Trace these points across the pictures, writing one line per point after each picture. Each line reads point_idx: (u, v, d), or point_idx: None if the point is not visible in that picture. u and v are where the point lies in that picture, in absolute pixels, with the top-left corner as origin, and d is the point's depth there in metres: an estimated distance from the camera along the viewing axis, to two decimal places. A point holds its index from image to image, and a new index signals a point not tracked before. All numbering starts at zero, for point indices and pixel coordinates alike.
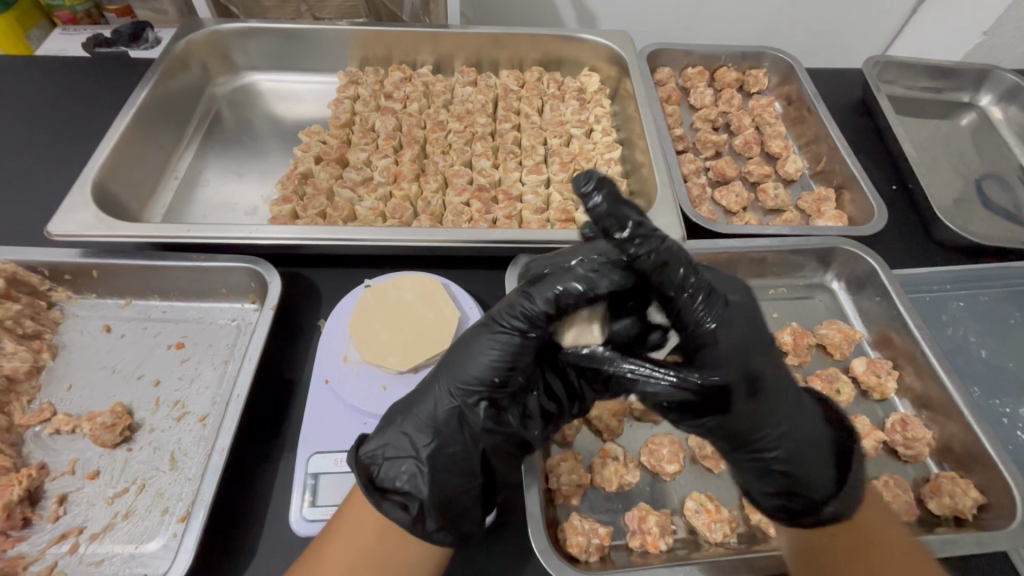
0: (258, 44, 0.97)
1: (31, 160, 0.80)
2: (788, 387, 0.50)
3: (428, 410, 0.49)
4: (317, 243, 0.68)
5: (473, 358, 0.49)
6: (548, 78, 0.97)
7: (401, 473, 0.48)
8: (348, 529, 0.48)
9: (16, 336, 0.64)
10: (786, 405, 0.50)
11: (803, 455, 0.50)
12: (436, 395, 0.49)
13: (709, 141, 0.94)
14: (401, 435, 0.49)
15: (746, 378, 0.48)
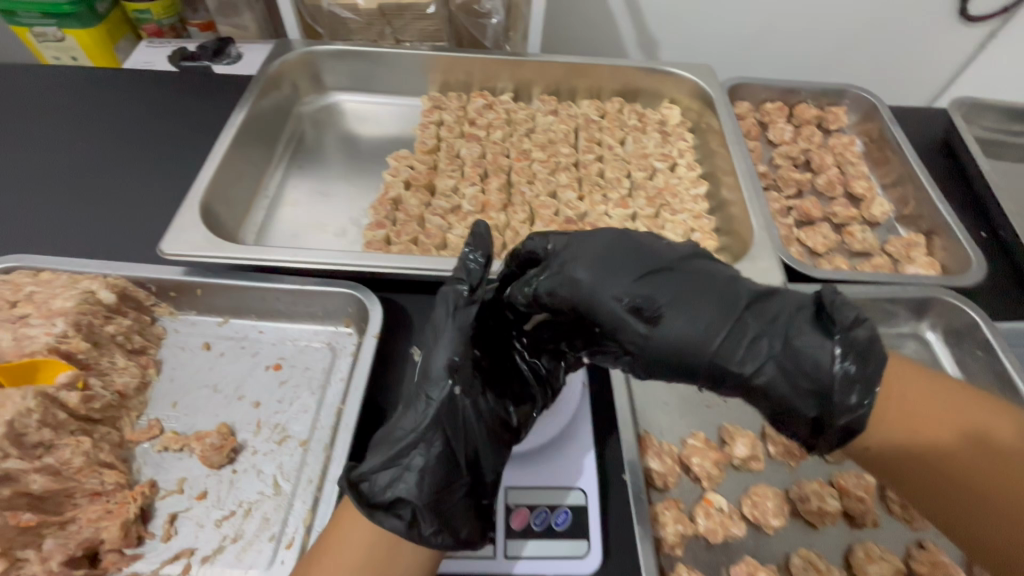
0: (346, 66, 1.00)
1: (136, 177, 0.83)
2: (708, 300, 0.47)
3: (413, 419, 0.50)
4: (416, 271, 0.69)
5: (437, 357, 0.51)
6: (630, 109, 0.98)
7: (384, 482, 0.48)
8: (337, 548, 0.47)
9: (125, 350, 0.66)
10: (730, 311, 0.46)
11: (807, 380, 0.45)
12: (418, 402, 0.50)
13: (791, 179, 0.93)
14: (384, 446, 0.50)
15: (637, 307, 0.47)
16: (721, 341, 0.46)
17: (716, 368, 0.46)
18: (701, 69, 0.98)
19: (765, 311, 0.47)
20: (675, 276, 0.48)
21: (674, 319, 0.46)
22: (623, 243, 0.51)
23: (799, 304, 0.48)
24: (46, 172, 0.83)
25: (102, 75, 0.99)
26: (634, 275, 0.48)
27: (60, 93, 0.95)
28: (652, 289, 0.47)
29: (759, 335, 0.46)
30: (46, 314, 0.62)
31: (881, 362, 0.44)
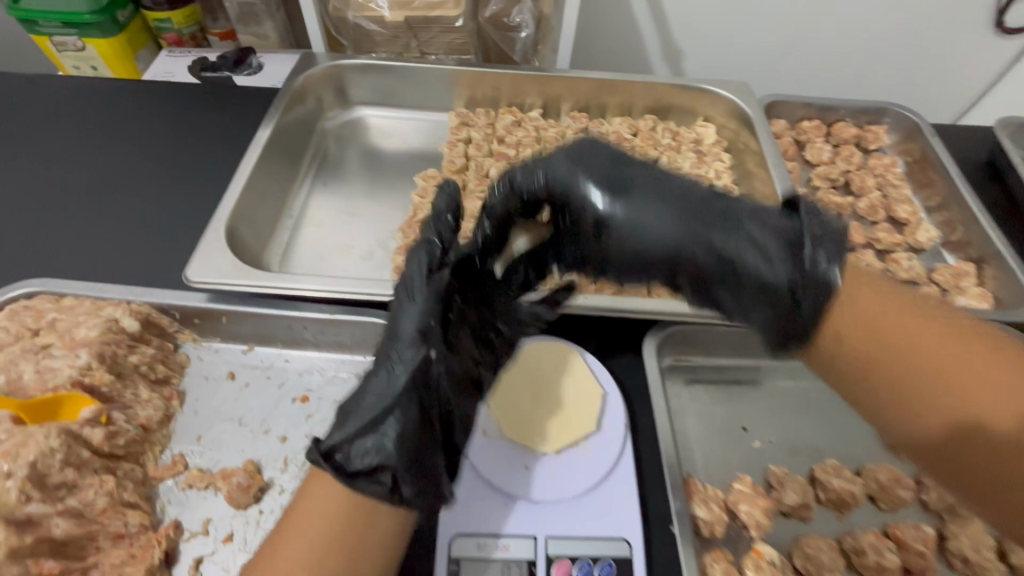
0: (371, 80, 0.97)
1: (158, 195, 0.81)
2: (673, 198, 0.48)
3: (382, 382, 0.48)
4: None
5: (405, 321, 0.50)
6: (663, 128, 0.95)
7: (347, 443, 0.46)
8: (304, 527, 0.45)
9: (148, 381, 0.63)
10: (690, 212, 0.47)
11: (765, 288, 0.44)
12: (387, 365, 0.48)
13: (830, 203, 0.90)
14: (351, 415, 0.47)
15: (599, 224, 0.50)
16: (676, 235, 0.47)
17: (670, 262, 0.48)
18: (740, 88, 0.94)
19: (724, 209, 0.47)
20: (635, 178, 0.50)
21: (629, 211, 0.48)
22: (596, 148, 0.52)
23: (764, 209, 0.47)
24: (66, 189, 0.81)
25: (123, 87, 0.97)
26: (612, 166, 0.51)
27: (81, 106, 0.93)
28: (625, 188, 0.49)
29: (721, 226, 0.46)
30: (69, 344, 0.60)
31: (845, 264, 0.43)
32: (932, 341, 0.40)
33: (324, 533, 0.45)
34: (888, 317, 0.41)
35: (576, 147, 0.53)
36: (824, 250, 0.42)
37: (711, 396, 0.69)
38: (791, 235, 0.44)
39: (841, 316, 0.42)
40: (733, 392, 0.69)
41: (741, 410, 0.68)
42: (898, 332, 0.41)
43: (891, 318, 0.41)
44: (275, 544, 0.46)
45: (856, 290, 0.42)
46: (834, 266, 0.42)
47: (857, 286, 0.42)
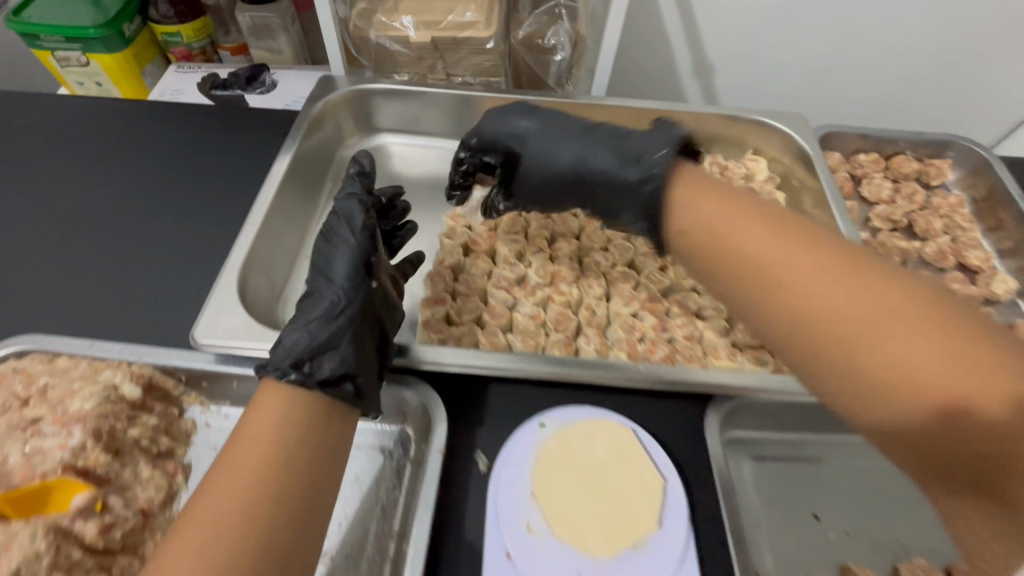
0: (393, 106, 0.90)
1: (165, 233, 0.74)
2: (566, 138, 0.63)
3: (321, 307, 0.55)
4: (489, 367, 0.60)
5: (339, 261, 0.57)
6: (710, 161, 0.87)
7: (302, 351, 0.51)
8: (243, 455, 0.44)
9: (149, 456, 0.57)
10: (583, 140, 0.62)
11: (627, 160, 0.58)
12: (325, 292, 0.56)
13: (895, 247, 0.83)
14: (289, 341, 0.52)
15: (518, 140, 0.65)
16: (564, 155, 0.62)
17: (559, 172, 0.63)
18: (796, 121, 0.86)
19: (600, 130, 0.62)
20: (530, 118, 0.65)
21: (536, 148, 0.63)
22: (526, 107, 0.66)
23: (629, 128, 0.62)
24: (67, 226, 0.75)
25: (128, 110, 0.90)
26: (520, 113, 0.66)
27: (82, 130, 0.87)
28: (526, 128, 0.65)
29: (595, 140, 0.61)
30: (62, 419, 0.53)
31: (675, 158, 0.55)
32: (794, 251, 0.44)
33: (289, 439, 0.45)
34: (727, 219, 0.47)
35: (503, 109, 0.67)
36: (665, 141, 0.57)
37: (776, 477, 0.61)
38: (652, 134, 0.59)
39: (692, 218, 0.50)
40: (800, 472, 0.62)
41: (811, 494, 0.61)
42: (800, 274, 0.43)
43: (784, 259, 0.44)
44: (217, 468, 0.43)
45: (689, 190, 0.52)
46: (678, 140, 0.56)
47: (693, 188, 0.52)
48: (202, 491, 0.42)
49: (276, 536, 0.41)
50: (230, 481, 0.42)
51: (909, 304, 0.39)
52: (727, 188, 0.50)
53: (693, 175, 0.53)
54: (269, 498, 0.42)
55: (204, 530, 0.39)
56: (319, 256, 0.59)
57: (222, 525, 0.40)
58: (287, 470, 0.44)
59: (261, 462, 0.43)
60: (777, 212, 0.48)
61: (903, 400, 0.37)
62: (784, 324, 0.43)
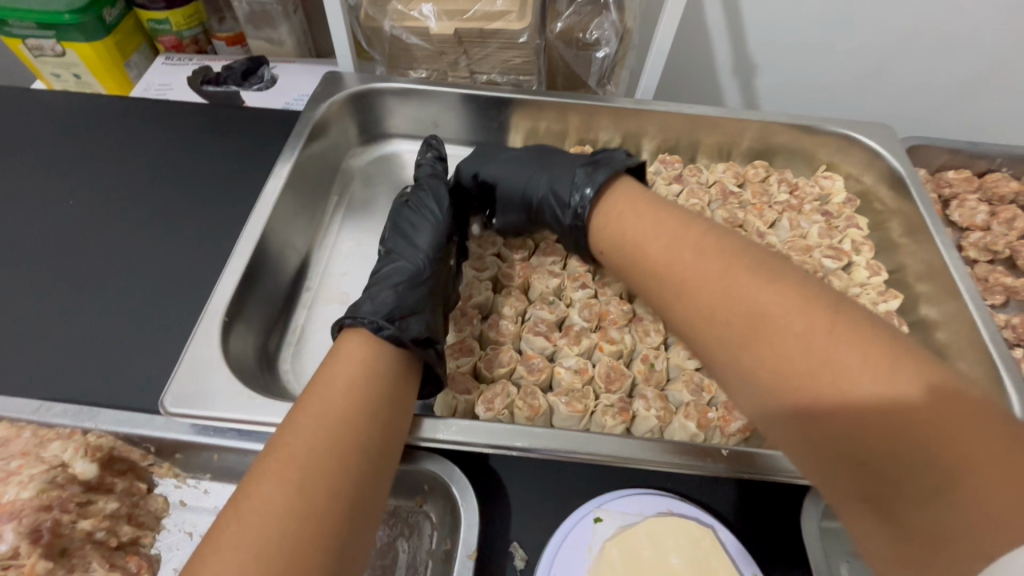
0: (409, 108, 0.78)
1: (138, 258, 0.63)
2: (527, 168, 0.66)
3: (401, 275, 0.57)
4: (536, 453, 0.49)
5: (421, 234, 0.61)
6: (779, 178, 0.75)
7: (391, 308, 0.52)
8: (324, 404, 0.43)
9: (107, 550, 0.46)
10: (542, 166, 0.66)
11: (576, 184, 0.60)
12: (408, 259, 0.58)
13: (997, 284, 0.71)
14: (368, 300, 0.53)
15: (487, 172, 0.68)
16: (523, 187, 0.64)
17: (523, 205, 0.65)
18: (881, 132, 0.74)
19: (554, 163, 0.66)
20: (496, 159, 0.69)
21: (498, 176, 0.66)
22: (490, 144, 0.72)
23: (581, 160, 0.64)
24: (25, 250, 0.63)
25: (105, 108, 0.78)
26: (488, 157, 0.70)
27: (50, 130, 0.75)
28: (494, 166, 0.68)
29: (551, 172, 0.64)
30: None
31: (610, 186, 0.59)
32: (707, 256, 0.46)
33: (373, 389, 0.45)
34: (656, 228, 0.51)
35: (476, 149, 0.71)
36: (596, 177, 0.59)
37: None
38: (589, 167, 0.61)
39: (614, 235, 0.55)
40: None
41: None
42: (707, 273, 0.45)
43: (696, 260, 0.47)
44: (301, 411, 0.42)
45: (609, 210, 0.57)
46: (612, 173, 0.59)
47: (609, 208, 0.57)
48: (288, 429, 0.41)
49: (364, 480, 0.40)
50: (317, 422, 0.41)
51: (805, 308, 0.40)
52: (644, 205, 0.54)
53: (620, 193, 0.58)
54: (359, 442, 0.41)
55: (295, 469, 0.38)
56: (400, 229, 0.62)
57: (315, 464, 0.39)
58: (372, 420, 0.43)
59: (347, 410, 0.43)
60: (697, 224, 0.50)
61: (792, 401, 0.38)
62: (694, 326, 0.45)
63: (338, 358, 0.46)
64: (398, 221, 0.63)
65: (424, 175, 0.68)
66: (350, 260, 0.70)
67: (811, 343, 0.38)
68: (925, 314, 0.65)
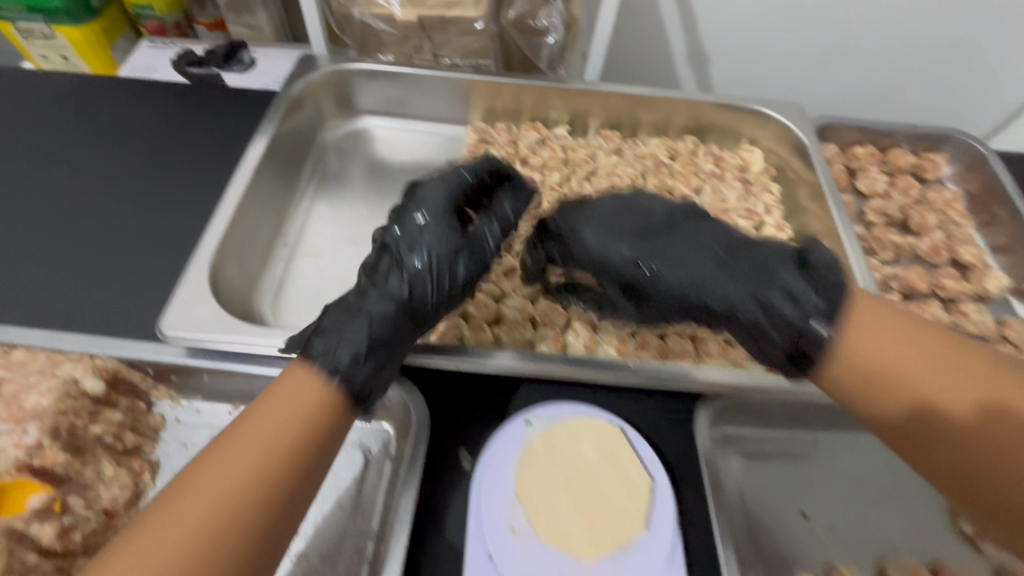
0: (378, 87, 0.86)
1: (130, 216, 0.70)
2: (700, 248, 0.54)
3: (393, 305, 0.50)
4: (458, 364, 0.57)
5: (437, 264, 0.52)
6: (705, 152, 0.85)
7: (357, 352, 0.46)
8: (259, 443, 0.40)
9: (114, 453, 0.54)
10: (726, 257, 0.53)
11: (782, 295, 0.48)
12: (413, 286, 0.52)
13: (891, 242, 0.81)
14: (348, 328, 0.48)
15: (643, 255, 0.56)
16: (706, 285, 0.52)
17: (691, 302, 0.53)
18: (794, 111, 0.84)
19: (746, 255, 0.53)
20: (653, 237, 0.57)
21: (657, 262, 0.55)
22: (627, 204, 0.60)
23: (777, 251, 0.52)
24: (24, 209, 0.70)
25: (96, 86, 0.85)
26: (636, 232, 0.57)
27: (44, 106, 0.82)
28: (653, 250, 0.55)
29: (739, 271, 0.51)
30: (16, 416, 0.50)
31: (847, 300, 0.47)
32: (974, 392, 0.41)
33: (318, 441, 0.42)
34: (901, 350, 0.44)
35: (612, 205, 0.61)
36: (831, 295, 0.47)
37: (766, 475, 0.61)
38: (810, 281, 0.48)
39: (832, 358, 0.46)
40: (793, 470, 0.61)
41: (803, 492, 0.60)
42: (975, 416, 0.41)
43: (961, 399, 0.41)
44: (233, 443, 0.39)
45: (860, 331, 0.45)
46: (847, 289, 0.47)
47: (860, 327, 0.45)
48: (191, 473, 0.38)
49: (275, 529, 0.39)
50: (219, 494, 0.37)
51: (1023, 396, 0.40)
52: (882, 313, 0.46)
53: (868, 308, 0.46)
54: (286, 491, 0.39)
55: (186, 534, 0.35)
56: (429, 243, 0.53)
57: (228, 512, 0.36)
58: (306, 468, 0.41)
59: (288, 460, 0.40)
60: (925, 329, 0.45)
61: (995, 489, 0.40)
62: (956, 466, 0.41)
63: (301, 392, 0.43)
64: (432, 232, 0.53)
65: (488, 206, 0.60)
66: (325, 224, 0.78)
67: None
68: None
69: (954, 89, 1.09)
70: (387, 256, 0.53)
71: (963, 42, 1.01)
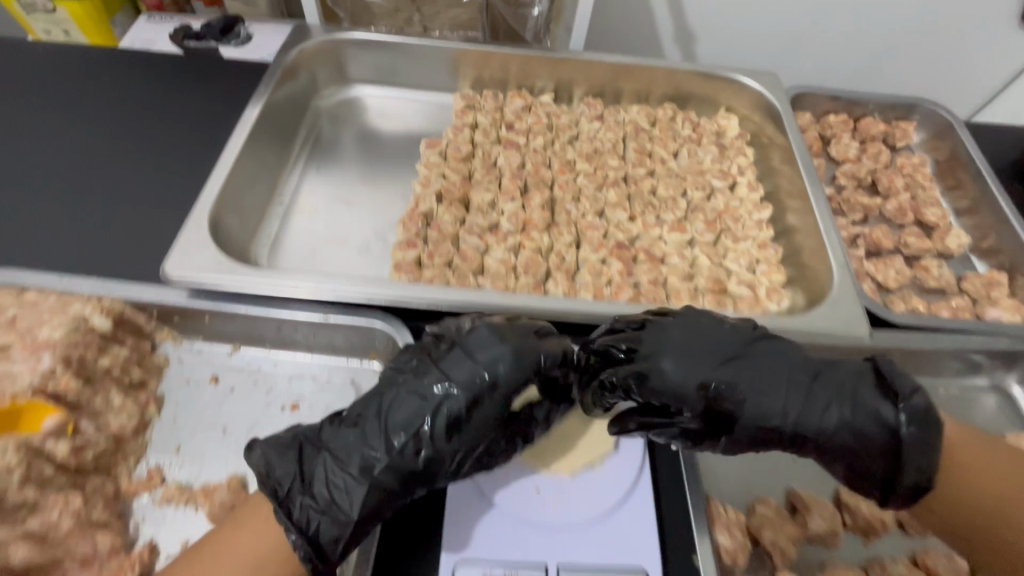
0: (369, 56, 0.90)
1: (132, 175, 0.73)
2: (785, 378, 0.50)
3: (392, 461, 0.48)
4: (432, 303, 0.60)
5: (443, 416, 0.49)
6: (683, 118, 0.88)
7: (331, 513, 0.47)
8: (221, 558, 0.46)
9: (122, 386, 0.58)
10: (808, 389, 0.49)
11: (852, 415, 0.49)
12: (422, 442, 0.49)
13: (859, 203, 0.85)
14: (337, 471, 0.48)
15: (715, 385, 0.49)
16: (800, 424, 0.49)
17: (772, 430, 0.49)
18: (769, 79, 0.88)
19: (828, 382, 0.50)
20: (750, 367, 0.50)
21: (747, 385, 0.49)
22: (696, 329, 0.52)
23: (857, 373, 0.51)
24: (30, 168, 0.73)
25: (96, 56, 0.88)
26: (718, 354, 0.51)
27: (47, 75, 0.85)
28: (734, 376, 0.50)
29: (824, 404, 0.49)
30: (30, 346, 0.54)
31: (936, 431, 0.48)
32: None
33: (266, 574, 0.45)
34: (996, 482, 0.48)
35: (682, 326, 0.53)
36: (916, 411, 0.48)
37: None
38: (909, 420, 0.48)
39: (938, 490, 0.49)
40: None
41: None
42: None
43: None
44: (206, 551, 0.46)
45: (964, 470, 0.48)
46: (936, 425, 0.48)
47: (964, 467, 0.48)
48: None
49: None
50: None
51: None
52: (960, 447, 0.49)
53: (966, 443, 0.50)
54: None
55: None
56: (444, 395, 0.49)
57: None
58: None
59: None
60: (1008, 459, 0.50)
61: None
62: None
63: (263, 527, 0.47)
64: (449, 383, 0.50)
65: (512, 339, 0.52)
66: (318, 186, 0.82)
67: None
68: (789, 223, 0.78)
69: (928, 64, 1.13)
70: (409, 401, 0.50)
71: (936, 16, 1.05)
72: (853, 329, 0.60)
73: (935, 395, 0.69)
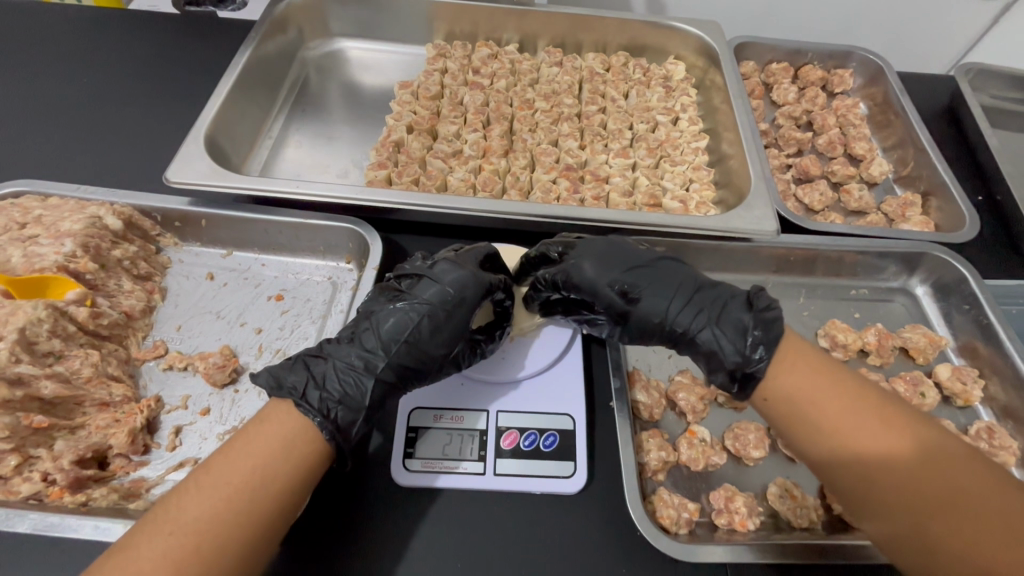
0: (350, 11, 0.99)
1: (139, 111, 0.83)
2: (670, 284, 0.59)
3: (385, 355, 0.55)
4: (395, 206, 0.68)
5: (428, 316, 0.57)
6: (634, 64, 0.97)
7: (342, 400, 0.52)
8: (253, 437, 0.48)
9: (131, 275, 0.68)
10: (688, 295, 0.59)
11: (717, 321, 0.57)
12: (412, 339, 0.56)
13: (792, 138, 0.94)
14: (344, 372, 0.54)
15: (621, 286, 0.60)
16: (670, 317, 0.58)
17: (656, 326, 0.59)
18: (713, 27, 0.96)
19: (708, 295, 0.59)
20: (639, 275, 0.60)
21: (640, 290, 0.59)
22: (614, 246, 0.62)
23: (733, 293, 0.59)
24: (50, 105, 0.83)
25: (104, 12, 0.97)
26: (624, 268, 0.60)
27: (61, 29, 0.94)
28: (636, 279, 0.60)
29: (699, 309, 0.58)
30: (55, 235, 0.64)
31: (783, 334, 0.55)
32: (837, 402, 0.51)
33: (299, 439, 0.49)
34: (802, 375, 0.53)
35: (597, 244, 0.63)
36: (768, 323, 0.55)
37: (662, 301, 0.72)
38: (759, 323, 0.55)
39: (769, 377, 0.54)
40: None
41: None
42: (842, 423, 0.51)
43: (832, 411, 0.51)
44: (239, 433, 0.49)
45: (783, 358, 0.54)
46: (779, 326, 0.55)
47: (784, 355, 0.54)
48: (184, 495, 0.45)
49: (276, 505, 0.46)
50: (208, 514, 0.43)
51: (886, 426, 0.50)
52: (795, 348, 0.55)
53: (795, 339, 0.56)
54: (279, 476, 0.47)
55: (181, 538, 0.42)
56: (426, 301, 0.57)
57: (230, 494, 0.45)
58: (292, 462, 0.48)
59: (272, 451, 0.48)
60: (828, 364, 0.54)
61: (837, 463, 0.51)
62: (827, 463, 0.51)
63: (283, 408, 0.51)
64: (431, 292, 0.58)
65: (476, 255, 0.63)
66: (303, 122, 0.92)
67: (903, 459, 0.49)
68: (724, 151, 0.86)
69: None
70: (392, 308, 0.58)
71: None
72: (760, 226, 0.69)
73: (846, 295, 0.78)
